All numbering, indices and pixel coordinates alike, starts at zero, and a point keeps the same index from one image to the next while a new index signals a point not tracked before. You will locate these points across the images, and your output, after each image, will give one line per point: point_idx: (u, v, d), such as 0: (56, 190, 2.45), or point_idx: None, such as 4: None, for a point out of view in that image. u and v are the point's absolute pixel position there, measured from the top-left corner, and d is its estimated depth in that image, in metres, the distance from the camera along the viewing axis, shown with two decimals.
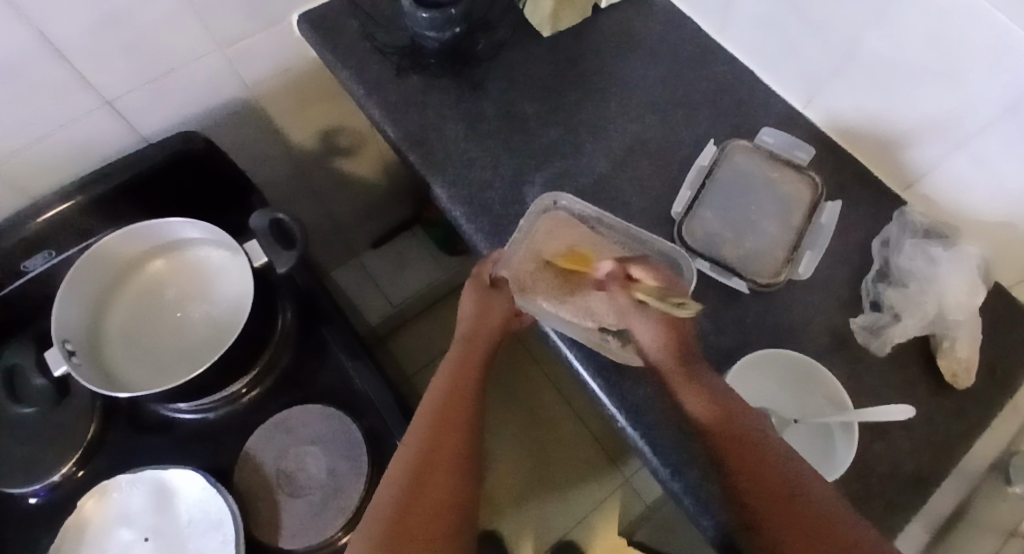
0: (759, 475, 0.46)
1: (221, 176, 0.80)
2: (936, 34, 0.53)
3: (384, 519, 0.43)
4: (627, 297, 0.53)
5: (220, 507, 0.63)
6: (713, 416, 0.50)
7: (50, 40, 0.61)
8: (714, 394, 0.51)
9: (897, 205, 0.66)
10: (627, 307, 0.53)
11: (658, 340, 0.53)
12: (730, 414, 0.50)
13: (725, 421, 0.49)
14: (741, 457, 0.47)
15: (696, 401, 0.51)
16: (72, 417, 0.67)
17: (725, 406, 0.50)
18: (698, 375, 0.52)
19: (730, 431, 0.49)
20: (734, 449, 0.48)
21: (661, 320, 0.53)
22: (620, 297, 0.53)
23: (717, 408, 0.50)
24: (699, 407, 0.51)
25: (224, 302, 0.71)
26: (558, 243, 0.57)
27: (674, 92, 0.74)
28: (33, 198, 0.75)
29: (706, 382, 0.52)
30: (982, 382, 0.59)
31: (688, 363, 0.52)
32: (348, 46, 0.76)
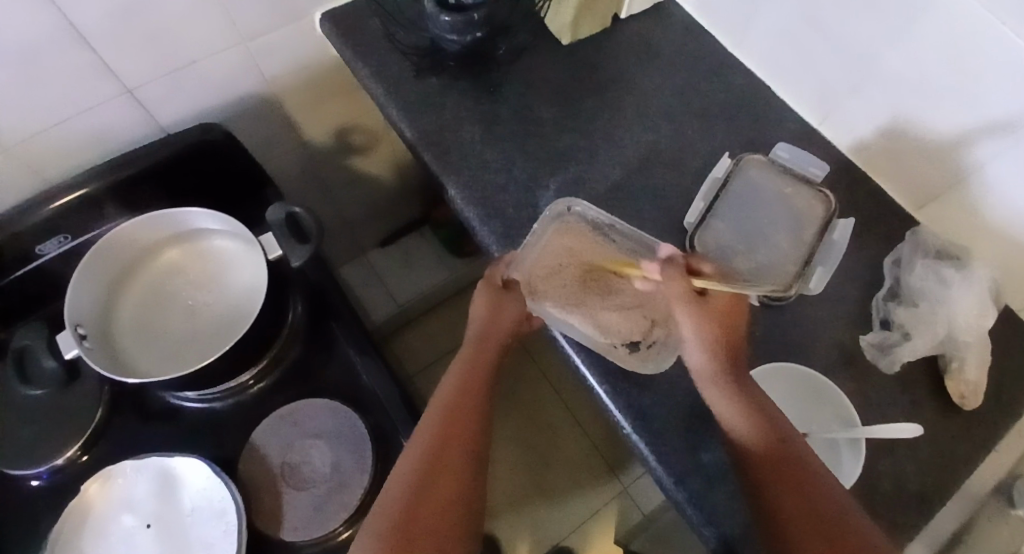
0: (805, 499, 0.43)
1: (237, 168, 0.81)
2: (955, 56, 0.53)
3: (391, 517, 0.43)
4: (684, 284, 0.52)
5: (223, 496, 0.63)
6: (765, 438, 0.47)
7: (76, 26, 0.62)
8: (768, 416, 0.48)
9: (909, 224, 0.66)
10: (681, 294, 0.52)
11: (705, 333, 0.51)
12: (784, 439, 0.47)
13: (779, 443, 0.46)
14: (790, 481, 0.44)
15: (746, 419, 0.48)
16: (78, 401, 0.67)
17: (779, 429, 0.48)
18: (749, 388, 0.49)
19: (782, 455, 0.46)
20: (783, 474, 0.45)
21: (715, 312, 0.52)
22: (678, 282, 0.52)
23: (769, 429, 0.47)
24: (750, 426, 0.48)
25: (235, 293, 0.72)
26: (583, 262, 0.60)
27: (690, 103, 0.74)
28: (50, 183, 0.75)
29: (764, 404, 0.49)
30: (990, 404, 0.59)
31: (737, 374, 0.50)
32: (369, 45, 0.76)
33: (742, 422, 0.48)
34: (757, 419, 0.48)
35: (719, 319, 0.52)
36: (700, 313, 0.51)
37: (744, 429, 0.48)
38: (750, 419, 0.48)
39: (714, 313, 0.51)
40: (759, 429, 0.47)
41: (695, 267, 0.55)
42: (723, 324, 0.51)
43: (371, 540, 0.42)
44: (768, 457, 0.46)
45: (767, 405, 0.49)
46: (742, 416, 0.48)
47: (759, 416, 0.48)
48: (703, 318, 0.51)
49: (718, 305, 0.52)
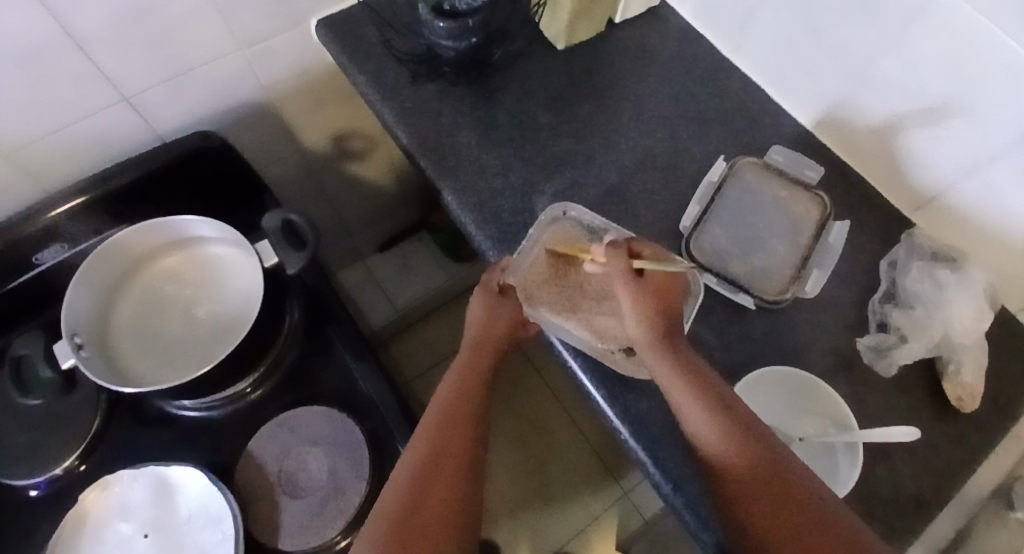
0: (781, 510, 0.40)
1: (234, 175, 0.81)
2: (949, 58, 0.54)
3: (387, 522, 0.43)
4: (627, 264, 0.53)
5: (220, 504, 0.63)
6: (738, 447, 0.44)
7: (73, 33, 0.62)
8: (740, 421, 0.45)
9: (905, 226, 0.66)
10: (624, 272, 0.53)
11: (644, 310, 0.52)
12: (760, 447, 0.44)
13: (751, 451, 0.44)
14: (764, 492, 0.41)
15: (716, 426, 0.45)
16: (76, 409, 0.67)
17: (752, 435, 0.45)
18: (712, 390, 0.47)
19: (756, 464, 0.43)
20: (757, 487, 0.42)
21: (651, 289, 0.53)
22: (621, 261, 0.53)
23: (741, 435, 0.45)
24: (718, 435, 0.45)
25: (233, 300, 0.72)
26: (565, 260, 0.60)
27: (686, 107, 0.74)
28: (47, 191, 0.75)
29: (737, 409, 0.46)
30: (987, 407, 0.58)
31: (699, 375, 0.49)
32: (365, 51, 0.77)
33: (712, 431, 0.45)
34: (728, 426, 0.45)
35: (656, 295, 0.53)
36: (641, 291, 0.53)
37: (716, 440, 0.45)
38: (719, 426, 0.45)
39: (651, 290, 0.53)
40: (728, 438, 0.45)
41: (638, 248, 0.55)
42: (660, 302, 0.53)
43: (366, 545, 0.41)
44: (740, 469, 0.43)
45: (740, 408, 0.47)
46: (710, 423, 0.46)
47: (729, 423, 0.45)
48: (642, 295, 0.52)
49: (656, 283, 0.54)
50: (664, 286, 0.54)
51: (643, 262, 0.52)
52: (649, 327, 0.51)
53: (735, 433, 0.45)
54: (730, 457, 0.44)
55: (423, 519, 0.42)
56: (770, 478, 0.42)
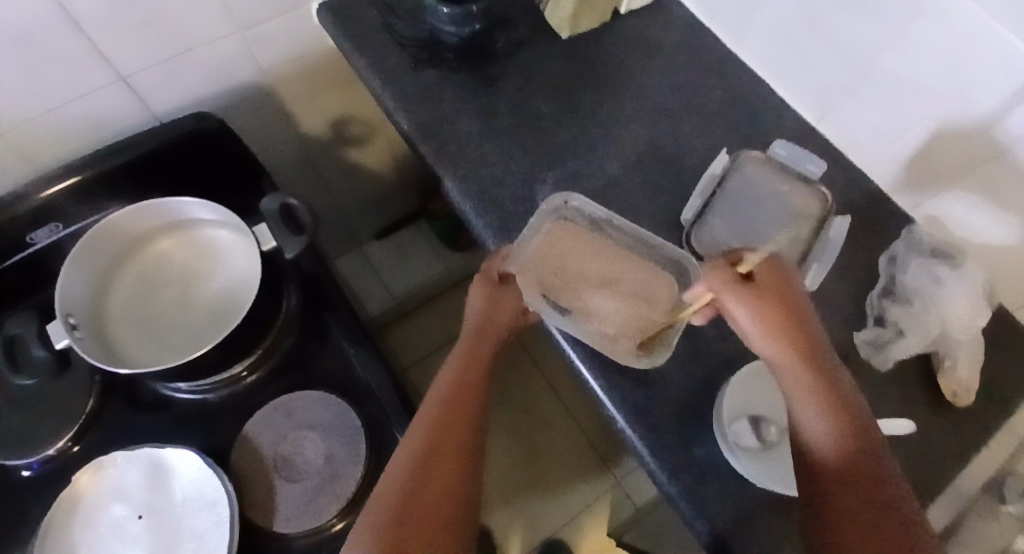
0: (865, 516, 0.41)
1: (231, 159, 0.80)
2: (952, 55, 0.54)
3: (390, 507, 0.43)
4: (730, 275, 0.50)
5: (215, 487, 0.63)
6: (846, 450, 0.44)
7: (71, 12, 0.61)
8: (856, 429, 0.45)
9: (904, 222, 0.67)
10: (730, 287, 0.50)
11: (763, 321, 0.49)
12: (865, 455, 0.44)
13: (858, 455, 0.44)
14: (867, 498, 0.42)
15: (831, 426, 0.45)
16: (69, 390, 0.67)
17: (862, 438, 0.44)
18: (839, 398, 0.46)
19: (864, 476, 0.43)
20: (852, 489, 0.42)
21: (766, 291, 0.50)
22: (723, 275, 0.51)
23: (854, 441, 0.44)
24: (830, 432, 0.45)
25: (228, 284, 0.71)
26: (581, 261, 0.58)
27: (688, 99, 0.74)
28: (42, 170, 0.74)
29: (856, 415, 0.45)
30: (981, 402, 0.59)
31: (826, 378, 0.47)
32: (367, 35, 0.76)
33: (823, 426, 0.45)
34: (845, 431, 0.44)
35: (777, 302, 0.49)
36: (756, 297, 0.49)
37: (826, 438, 0.45)
38: (835, 426, 0.45)
39: (768, 295, 0.49)
40: (842, 440, 0.44)
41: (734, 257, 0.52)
42: (782, 307, 0.49)
43: (376, 524, 0.42)
44: (848, 468, 0.43)
45: (857, 414, 0.46)
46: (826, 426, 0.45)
47: (846, 426, 0.45)
48: (754, 302, 0.49)
49: (768, 285, 0.50)
50: (778, 283, 0.50)
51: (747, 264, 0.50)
52: (780, 337, 0.49)
53: (851, 439, 0.44)
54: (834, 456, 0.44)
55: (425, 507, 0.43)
56: (877, 488, 0.42)
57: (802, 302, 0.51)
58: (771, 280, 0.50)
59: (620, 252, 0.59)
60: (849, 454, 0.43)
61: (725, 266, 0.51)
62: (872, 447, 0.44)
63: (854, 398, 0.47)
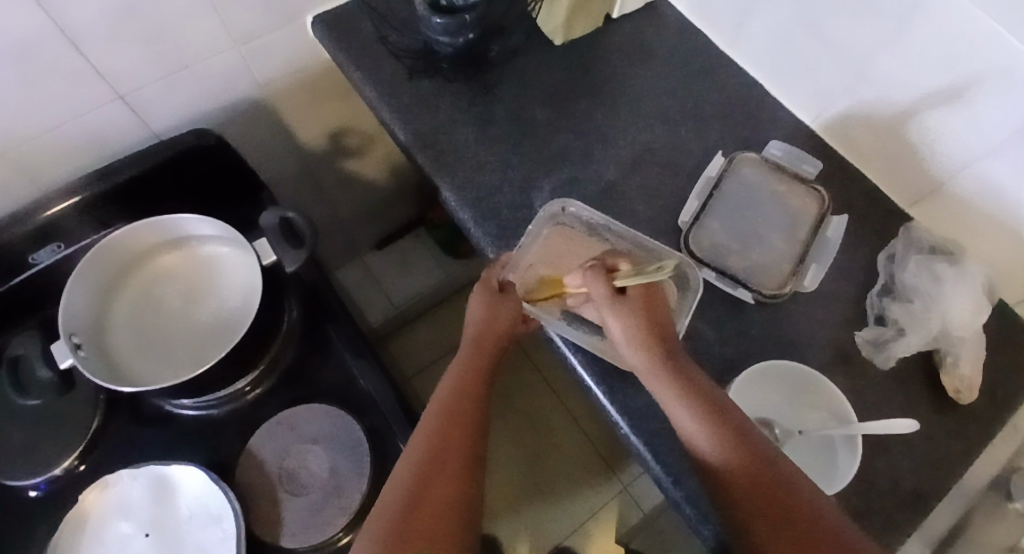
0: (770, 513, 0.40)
1: (232, 174, 0.81)
2: (946, 51, 0.54)
3: (387, 521, 0.42)
4: (606, 285, 0.54)
5: (221, 502, 0.63)
6: (731, 450, 0.44)
7: (68, 32, 0.62)
8: (733, 427, 0.45)
9: (903, 220, 0.67)
10: (604, 294, 0.53)
11: (629, 330, 0.52)
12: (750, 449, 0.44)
13: (745, 453, 0.44)
14: (762, 504, 0.41)
15: (709, 431, 0.45)
16: (74, 409, 0.67)
17: (741, 436, 0.45)
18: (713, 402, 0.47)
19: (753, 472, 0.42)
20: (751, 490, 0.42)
21: (635, 303, 0.53)
22: (601, 285, 0.54)
23: (734, 441, 0.44)
24: (711, 438, 0.45)
25: (229, 299, 0.71)
26: (552, 260, 0.60)
27: (683, 102, 0.74)
28: (43, 190, 0.75)
29: (731, 417, 0.46)
30: (984, 399, 0.59)
31: (695, 384, 0.49)
32: (362, 47, 0.76)
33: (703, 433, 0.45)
34: (723, 431, 0.45)
35: (640, 311, 0.53)
36: (624, 307, 0.53)
37: (709, 444, 0.45)
38: (712, 431, 0.45)
39: (633, 306, 0.53)
40: (722, 444, 0.44)
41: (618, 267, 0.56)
42: (646, 317, 0.53)
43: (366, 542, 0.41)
44: (736, 472, 0.43)
45: (732, 413, 0.47)
46: (706, 433, 0.45)
47: (722, 429, 0.45)
48: (621, 310, 0.53)
49: (639, 297, 0.54)
50: (646, 297, 0.54)
51: (623, 281, 0.53)
52: (645, 342, 0.51)
53: (730, 439, 0.44)
54: (721, 462, 0.44)
55: (421, 519, 0.42)
56: (769, 486, 0.41)
57: (663, 313, 0.54)
58: (639, 292, 0.54)
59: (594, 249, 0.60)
60: (729, 455, 0.44)
61: (599, 271, 0.55)
62: (754, 441, 0.45)
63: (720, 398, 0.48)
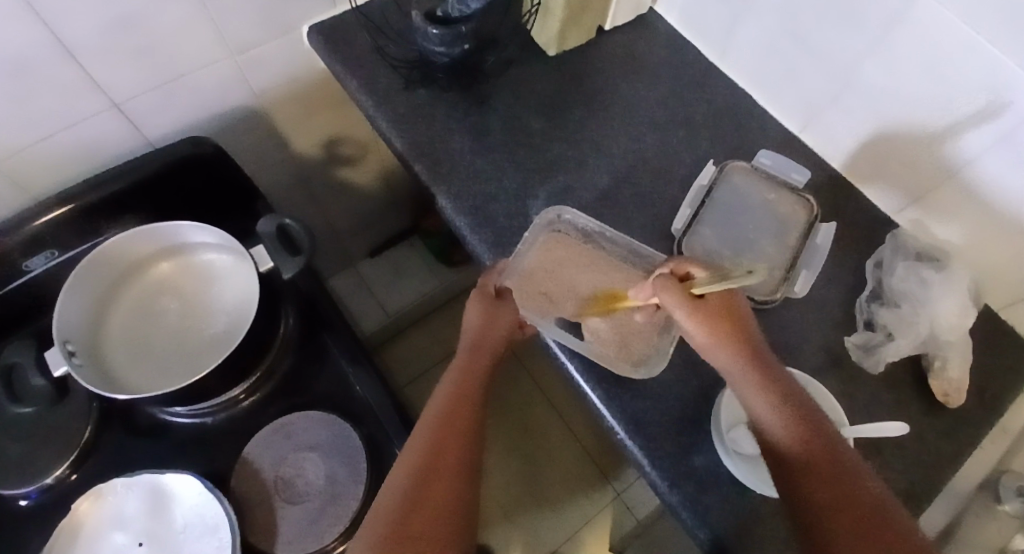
0: (835, 501, 0.42)
1: (227, 182, 0.81)
2: (930, 64, 0.55)
3: (385, 521, 0.43)
4: (682, 293, 0.52)
5: (216, 512, 0.63)
6: (803, 441, 0.45)
7: (64, 41, 0.62)
8: (805, 418, 0.47)
9: (890, 227, 0.68)
10: (680, 302, 0.52)
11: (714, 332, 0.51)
12: (821, 442, 0.45)
13: (815, 445, 0.45)
14: (830, 495, 0.42)
15: (782, 417, 0.47)
16: (67, 418, 0.66)
17: (815, 430, 0.46)
18: (792, 394, 0.48)
19: (820, 460, 0.44)
20: (818, 478, 0.43)
21: (714, 310, 0.52)
22: (675, 294, 0.52)
23: (813, 440, 0.45)
24: (787, 428, 0.46)
25: (226, 307, 0.71)
26: (586, 277, 0.60)
27: (675, 111, 0.76)
28: (37, 199, 0.75)
29: (806, 411, 0.47)
30: (972, 401, 0.60)
31: (775, 378, 0.49)
32: (358, 57, 0.77)
33: (777, 421, 0.47)
34: (798, 422, 0.46)
35: (720, 319, 0.51)
36: (703, 313, 0.51)
37: (781, 432, 0.46)
38: (788, 418, 0.46)
39: (714, 311, 0.51)
40: (794, 430, 0.46)
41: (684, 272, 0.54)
42: (727, 319, 0.52)
43: (365, 539, 0.42)
44: (807, 460, 0.44)
45: (808, 408, 0.47)
46: (782, 422, 0.46)
47: (798, 418, 0.47)
48: (699, 317, 0.51)
49: (717, 303, 0.52)
50: (724, 302, 0.53)
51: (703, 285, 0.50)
52: (729, 350, 0.50)
53: (803, 430, 0.46)
54: (800, 462, 0.44)
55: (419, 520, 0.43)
56: (836, 478, 0.43)
57: (744, 318, 0.53)
58: (720, 300, 0.53)
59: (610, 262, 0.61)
60: (801, 444, 0.45)
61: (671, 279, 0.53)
62: (831, 436, 0.46)
63: (799, 393, 0.49)
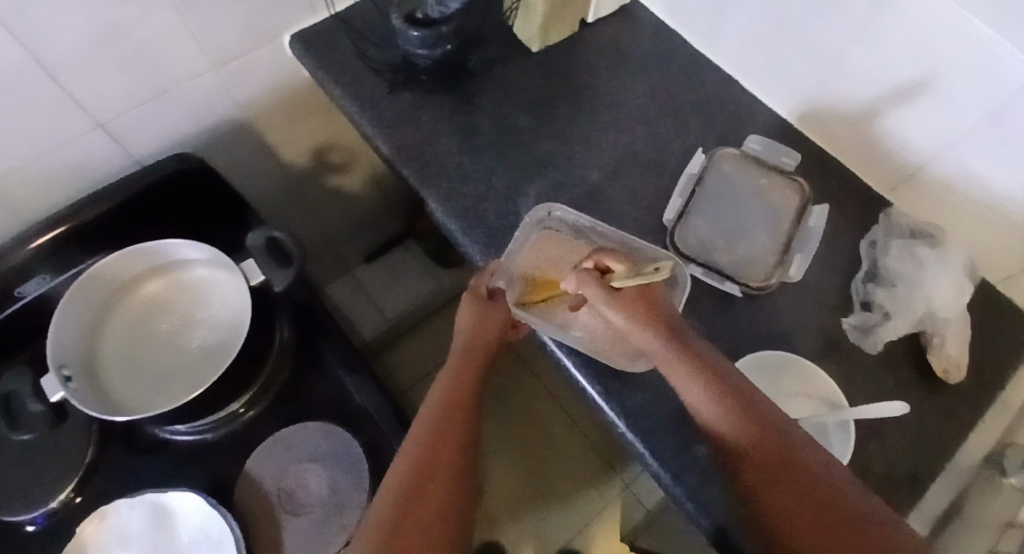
0: (782, 484, 0.42)
1: (216, 198, 0.80)
2: (912, 40, 0.55)
3: (380, 530, 0.42)
4: (601, 283, 0.54)
5: (221, 528, 0.63)
6: (740, 423, 0.45)
7: (44, 63, 0.62)
8: (740, 397, 0.47)
9: (882, 207, 0.68)
10: (599, 291, 0.54)
11: (632, 322, 0.53)
12: (759, 423, 0.45)
13: (755, 429, 0.45)
14: (774, 477, 0.42)
15: (720, 408, 0.47)
16: (69, 441, 0.66)
17: (752, 412, 0.46)
18: (723, 375, 0.48)
19: (761, 443, 0.44)
20: (762, 463, 0.43)
21: (631, 299, 0.54)
22: (594, 287, 0.54)
23: (751, 423, 0.45)
24: (722, 414, 0.46)
25: (221, 321, 0.71)
26: (531, 260, 0.60)
27: (661, 101, 0.75)
28: (26, 223, 0.75)
29: (743, 395, 0.47)
30: (972, 378, 0.60)
31: (702, 361, 0.49)
32: (341, 63, 0.77)
33: (715, 409, 0.47)
34: (731, 405, 0.46)
35: (638, 307, 0.53)
36: (619, 304, 0.53)
37: (719, 418, 0.46)
38: (726, 409, 0.46)
39: (630, 300, 0.53)
40: (735, 421, 0.45)
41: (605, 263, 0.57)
42: (645, 308, 0.53)
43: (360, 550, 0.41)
44: (746, 444, 0.44)
45: (743, 391, 0.47)
46: (716, 408, 0.47)
47: (737, 406, 0.46)
48: (619, 309, 0.53)
49: (633, 294, 0.54)
50: (643, 292, 0.55)
51: (619, 280, 0.54)
52: (647, 337, 0.52)
53: (738, 412, 0.46)
54: (740, 444, 0.45)
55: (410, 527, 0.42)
56: (777, 458, 0.43)
57: (662, 303, 0.55)
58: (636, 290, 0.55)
59: (561, 243, 0.61)
60: (738, 428, 0.45)
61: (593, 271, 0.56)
62: (768, 414, 0.46)
63: (729, 372, 0.49)
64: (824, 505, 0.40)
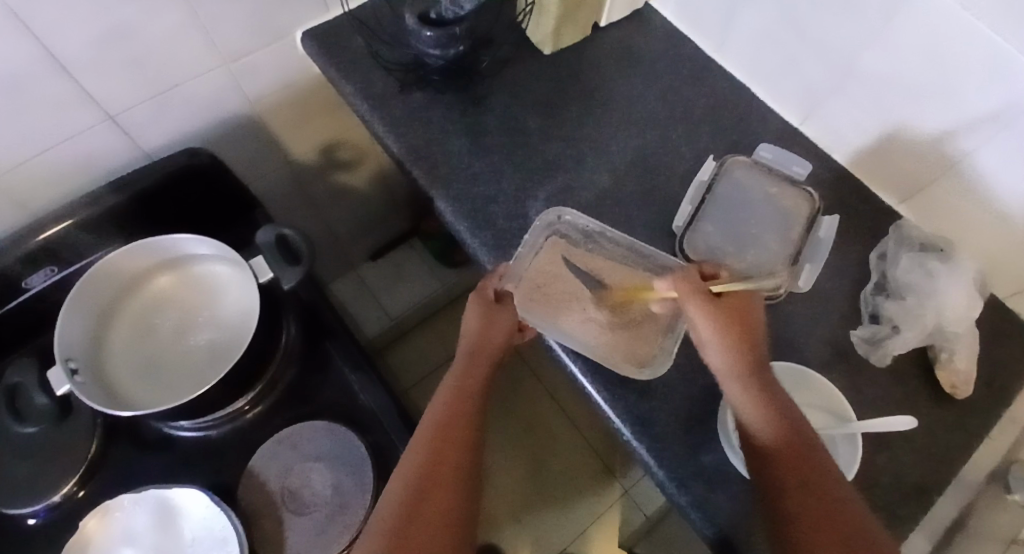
0: (807, 498, 0.43)
1: (225, 193, 0.81)
2: (930, 52, 0.55)
3: (389, 525, 0.43)
4: (704, 290, 0.52)
5: (224, 525, 0.63)
6: (777, 432, 0.47)
7: (57, 56, 0.62)
8: (782, 410, 0.48)
9: (893, 218, 0.68)
10: (696, 297, 0.52)
11: (718, 331, 0.51)
12: (797, 439, 0.46)
13: (792, 442, 0.46)
14: (796, 486, 0.44)
15: (763, 416, 0.48)
16: (72, 435, 0.66)
17: (794, 428, 0.47)
18: (771, 385, 0.49)
19: (794, 455, 0.46)
20: (788, 470, 0.45)
21: (728, 311, 0.51)
22: (699, 288, 0.52)
23: (789, 437, 0.47)
24: (764, 423, 0.48)
25: (227, 318, 0.71)
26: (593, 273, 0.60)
27: (673, 107, 0.75)
28: (35, 215, 0.74)
29: (788, 410, 0.48)
30: (981, 393, 0.60)
31: (758, 371, 0.50)
32: (353, 61, 0.76)
33: (756, 415, 0.48)
34: (776, 417, 0.48)
35: (733, 319, 0.51)
36: (716, 312, 0.51)
37: (759, 424, 0.48)
38: (766, 419, 0.48)
39: (728, 311, 0.51)
40: (773, 429, 0.47)
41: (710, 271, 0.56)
42: (737, 320, 0.51)
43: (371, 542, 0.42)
44: (778, 451, 0.46)
45: (788, 407, 0.48)
46: (758, 416, 0.48)
47: (777, 417, 0.48)
48: (715, 317, 0.51)
49: (732, 308, 0.52)
50: (740, 305, 0.52)
51: (723, 287, 0.52)
52: (718, 347, 0.51)
53: (781, 424, 0.47)
54: (772, 449, 0.46)
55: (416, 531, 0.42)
56: (802, 471, 0.45)
57: (755, 318, 0.52)
58: (733, 300, 0.52)
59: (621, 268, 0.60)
60: (776, 437, 0.47)
61: (694, 274, 0.53)
62: (811, 435, 0.47)
63: (780, 387, 0.50)
64: (833, 521, 0.42)
